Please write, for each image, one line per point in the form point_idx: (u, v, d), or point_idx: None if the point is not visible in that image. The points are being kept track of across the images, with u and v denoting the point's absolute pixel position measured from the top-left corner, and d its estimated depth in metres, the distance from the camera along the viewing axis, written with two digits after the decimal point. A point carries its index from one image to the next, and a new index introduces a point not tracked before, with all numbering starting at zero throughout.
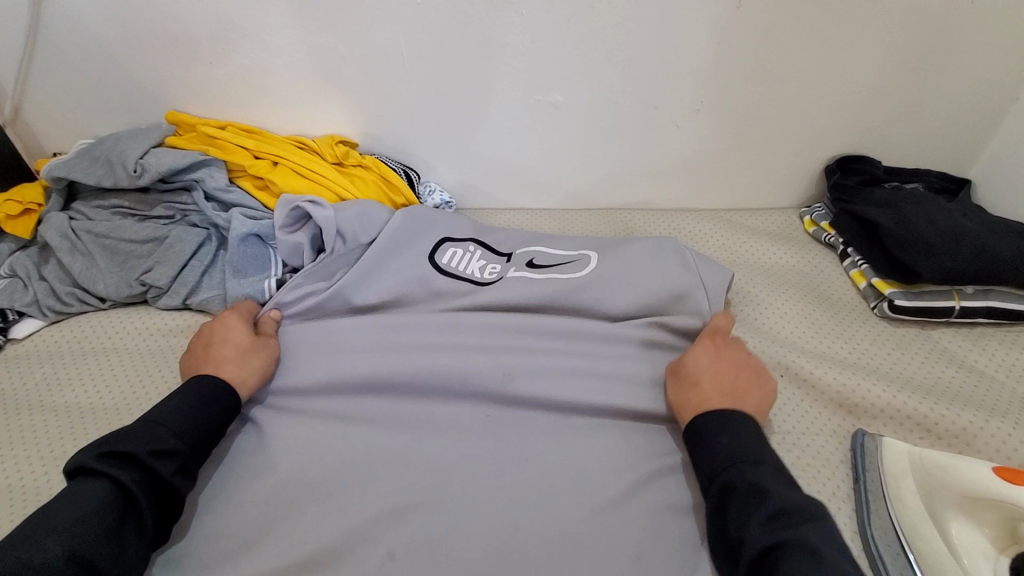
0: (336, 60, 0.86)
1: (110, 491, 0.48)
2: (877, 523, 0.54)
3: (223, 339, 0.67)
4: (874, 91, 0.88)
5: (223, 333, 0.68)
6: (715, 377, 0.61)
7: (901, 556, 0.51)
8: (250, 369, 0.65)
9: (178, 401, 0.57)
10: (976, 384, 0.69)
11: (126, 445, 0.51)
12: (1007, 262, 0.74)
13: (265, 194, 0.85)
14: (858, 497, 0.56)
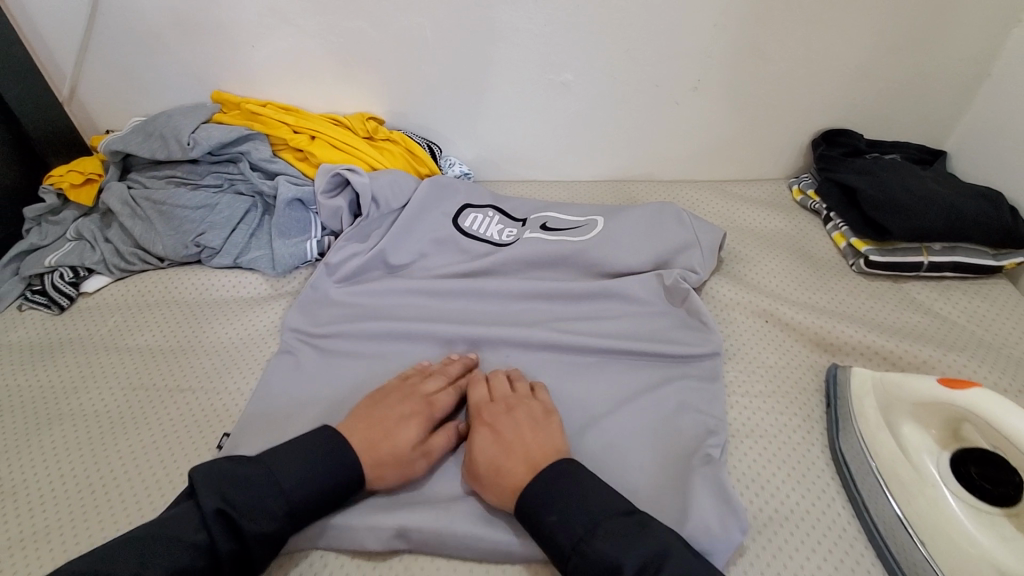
0: (367, 43, 0.95)
1: (197, 562, 0.48)
2: (844, 434, 0.64)
3: (389, 426, 0.60)
4: (857, 70, 0.96)
5: (396, 422, 0.60)
6: (495, 436, 0.59)
7: (861, 458, 0.60)
8: (385, 476, 0.58)
9: (305, 469, 0.54)
10: (939, 327, 0.78)
11: (243, 521, 0.50)
12: (971, 221, 0.83)
13: (304, 165, 0.95)
14: (830, 415, 0.67)
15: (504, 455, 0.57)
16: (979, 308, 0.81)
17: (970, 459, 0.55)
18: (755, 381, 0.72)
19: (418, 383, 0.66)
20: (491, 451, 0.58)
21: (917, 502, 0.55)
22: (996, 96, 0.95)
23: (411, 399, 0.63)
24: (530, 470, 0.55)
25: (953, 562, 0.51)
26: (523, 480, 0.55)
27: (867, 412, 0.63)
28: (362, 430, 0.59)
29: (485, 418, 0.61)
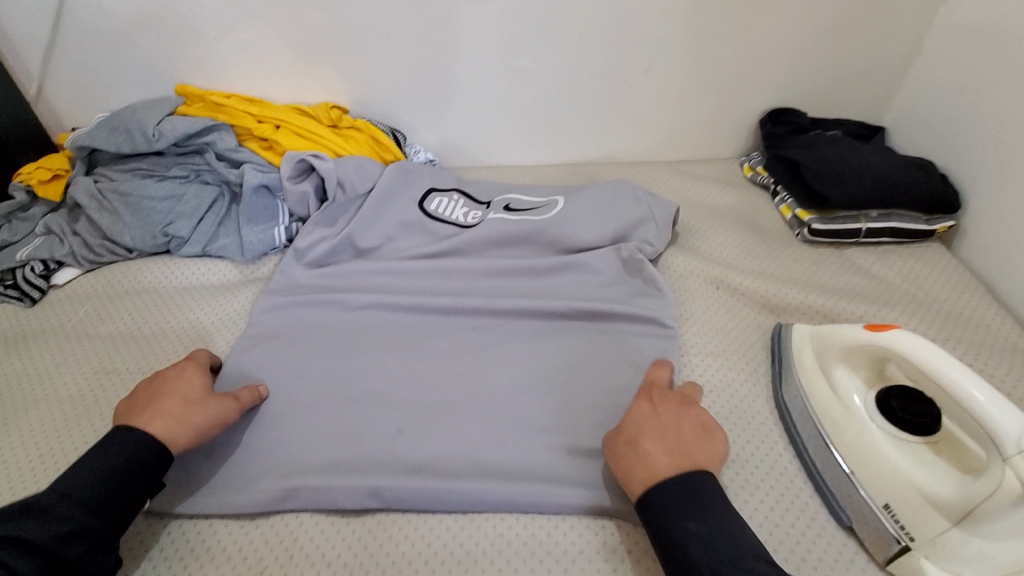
0: (327, 33, 0.97)
1: None
2: (785, 383, 0.69)
3: (170, 388, 0.61)
4: (798, 51, 1.01)
5: (171, 389, 0.61)
6: (656, 430, 0.56)
7: (802, 404, 0.65)
8: (192, 423, 0.59)
9: (88, 465, 0.52)
10: (875, 287, 0.84)
11: (27, 529, 0.46)
12: (904, 188, 0.89)
13: (270, 154, 0.97)
14: (777, 369, 0.71)
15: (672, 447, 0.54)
16: (913, 268, 0.87)
17: (894, 394, 0.60)
18: (707, 342, 0.77)
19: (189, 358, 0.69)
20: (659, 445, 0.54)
21: (847, 437, 0.60)
22: (926, 72, 1.01)
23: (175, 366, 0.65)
24: (681, 464, 0.53)
25: (881, 490, 0.56)
26: (675, 473, 0.52)
27: (806, 359, 0.68)
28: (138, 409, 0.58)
29: (628, 430, 0.57)
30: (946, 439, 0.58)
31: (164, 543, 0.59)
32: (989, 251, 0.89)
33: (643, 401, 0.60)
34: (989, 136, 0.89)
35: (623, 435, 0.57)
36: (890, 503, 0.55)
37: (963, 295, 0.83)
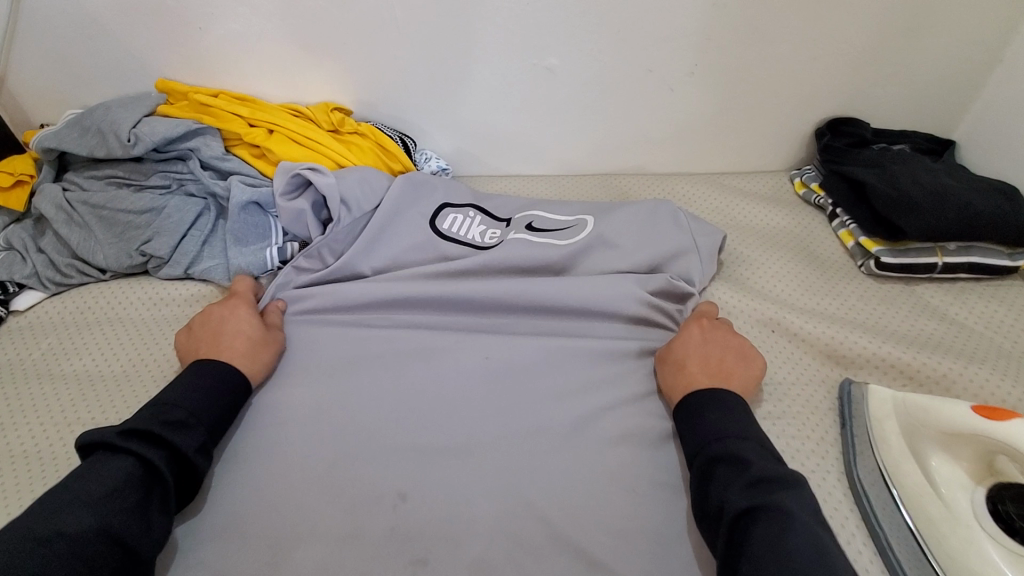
0: (327, 24, 0.85)
1: (134, 469, 0.49)
2: (863, 464, 0.58)
3: (230, 325, 0.68)
4: (864, 54, 0.89)
5: (233, 322, 0.68)
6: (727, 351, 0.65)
7: (884, 492, 0.55)
8: (265, 359, 0.68)
9: (189, 389, 0.57)
10: (955, 335, 0.73)
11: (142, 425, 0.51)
12: (989, 218, 0.77)
13: (261, 163, 0.85)
14: (848, 442, 0.61)
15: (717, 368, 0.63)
16: (996, 312, 0.76)
17: (1009, 497, 0.49)
18: (763, 402, 0.66)
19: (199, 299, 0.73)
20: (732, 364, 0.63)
21: (949, 544, 0.49)
22: (1009, 81, 0.89)
23: (224, 305, 0.71)
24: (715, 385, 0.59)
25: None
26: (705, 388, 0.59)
27: (889, 434, 0.57)
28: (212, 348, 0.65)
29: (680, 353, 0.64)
30: None
31: None
32: None
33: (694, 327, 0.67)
34: None
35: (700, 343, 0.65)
36: None
37: None
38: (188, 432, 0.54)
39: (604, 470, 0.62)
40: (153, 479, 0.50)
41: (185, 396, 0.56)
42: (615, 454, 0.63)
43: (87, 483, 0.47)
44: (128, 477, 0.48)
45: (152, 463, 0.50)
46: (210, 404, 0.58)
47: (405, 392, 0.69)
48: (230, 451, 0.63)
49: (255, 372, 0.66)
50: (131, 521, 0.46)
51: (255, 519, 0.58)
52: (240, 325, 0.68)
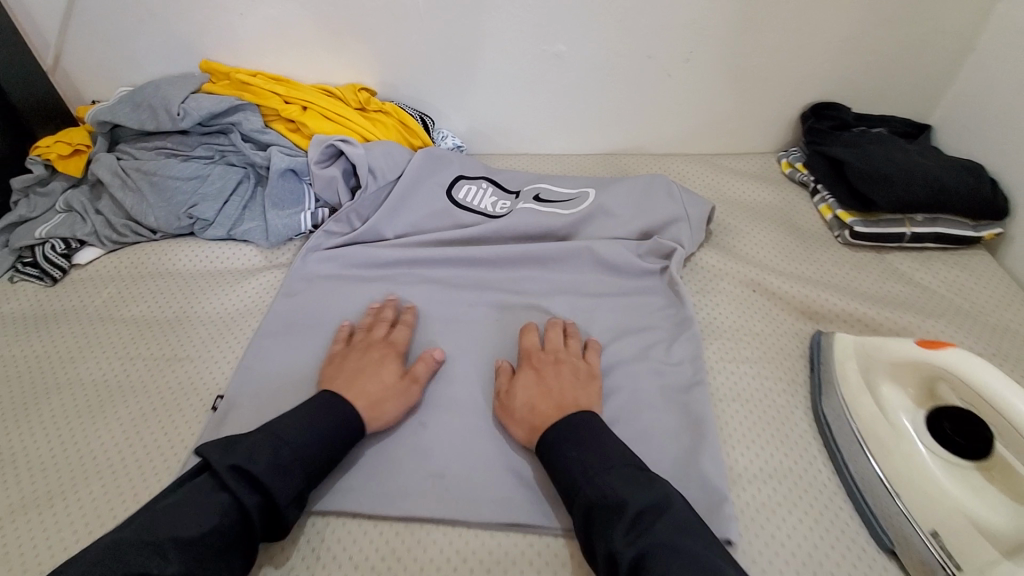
0: (356, 12, 0.94)
1: (229, 513, 0.51)
2: (825, 398, 0.66)
3: (375, 372, 0.67)
4: (846, 43, 0.97)
5: (373, 367, 0.67)
6: (574, 371, 0.67)
7: (847, 422, 0.62)
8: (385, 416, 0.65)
9: (311, 426, 0.59)
10: (918, 295, 0.81)
11: (251, 465, 0.53)
12: (953, 192, 0.85)
13: (296, 136, 0.94)
14: (815, 381, 0.69)
15: (588, 393, 0.65)
16: (958, 277, 0.84)
17: (945, 415, 0.57)
18: (742, 349, 0.75)
19: (368, 335, 0.73)
20: (587, 393, 0.64)
21: (894, 457, 0.58)
22: (979, 70, 0.97)
23: (380, 347, 0.71)
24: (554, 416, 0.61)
25: (929, 517, 0.54)
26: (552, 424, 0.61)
27: (851, 373, 0.65)
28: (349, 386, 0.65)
29: (517, 383, 0.66)
30: (999, 467, 0.54)
31: None
32: None
33: (526, 369, 0.67)
34: None
35: (537, 363, 0.68)
36: (939, 531, 0.53)
37: (1009, 307, 0.80)
38: (285, 480, 0.54)
39: None
40: (243, 522, 0.52)
41: (291, 431, 0.57)
42: None
43: (188, 512, 0.50)
44: (220, 514, 0.51)
45: (245, 508, 0.52)
46: (316, 451, 0.58)
47: (426, 337, 0.78)
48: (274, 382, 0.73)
49: (369, 419, 0.63)
50: (214, 567, 0.49)
51: None
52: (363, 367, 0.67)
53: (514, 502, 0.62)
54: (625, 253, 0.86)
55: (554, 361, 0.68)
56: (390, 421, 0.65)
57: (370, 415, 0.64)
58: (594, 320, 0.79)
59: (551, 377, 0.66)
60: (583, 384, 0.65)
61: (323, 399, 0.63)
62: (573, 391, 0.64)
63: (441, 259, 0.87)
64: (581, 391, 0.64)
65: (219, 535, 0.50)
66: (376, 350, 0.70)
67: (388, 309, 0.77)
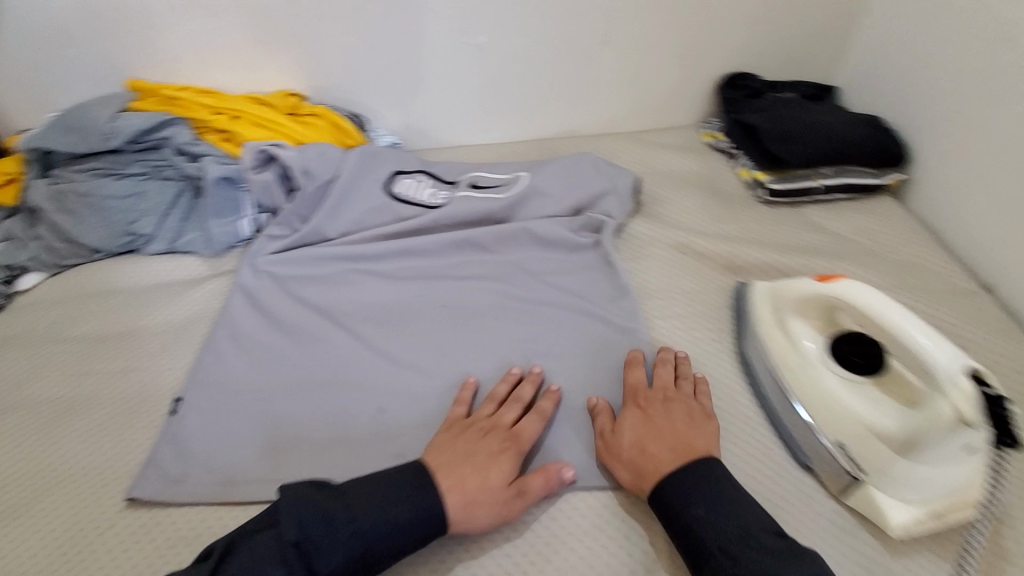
0: (279, 20, 0.96)
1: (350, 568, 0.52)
2: (747, 339, 0.72)
3: (485, 463, 0.59)
4: (749, 15, 1.03)
5: (494, 460, 0.60)
6: (692, 410, 0.64)
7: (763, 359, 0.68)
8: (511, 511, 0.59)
9: (392, 512, 0.54)
10: (829, 242, 0.88)
11: (359, 541, 0.51)
12: (855, 145, 0.92)
13: (229, 145, 0.95)
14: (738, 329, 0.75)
15: (711, 433, 0.62)
16: (867, 223, 0.91)
17: (843, 340, 0.63)
18: (671, 307, 0.81)
19: (495, 415, 0.66)
20: (709, 436, 0.61)
21: (805, 384, 0.64)
22: (871, 29, 1.04)
23: (499, 434, 0.63)
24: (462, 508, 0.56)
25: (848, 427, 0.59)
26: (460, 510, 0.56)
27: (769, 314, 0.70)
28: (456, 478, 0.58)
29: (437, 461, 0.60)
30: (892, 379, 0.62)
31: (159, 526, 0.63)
32: (937, 201, 0.92)
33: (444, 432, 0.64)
34: (933, 89, 0.92)
35: (660, 410, 0.64)
36: (843, 442, 0.59)
37: (911, 244, 0.87)
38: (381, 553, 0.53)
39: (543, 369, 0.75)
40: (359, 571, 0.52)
41: (378, 513, 0.53)
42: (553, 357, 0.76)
43: (328, 539, 0.51)
44: (354, 538, 0.52)
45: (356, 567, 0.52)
46: (386, 529, 0.53)
47: (374, 327, 0.80)
48: (227, 384, 0.75)
49: (453, 522, 0.56)
50: None
51: (259, 432, 0.70)
52: (483, 469, 0.59)
53: None
54: (560, 229, 0.89)
55: (664, 409, 0.64)
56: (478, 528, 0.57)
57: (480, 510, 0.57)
58: (535, 294, 0.83)
59: (661, 426, 0.62)
60: (705, 428, 0.63)
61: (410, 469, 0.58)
62: (694, 437, 0.61)
63: (382, 250, 0.88)
64: (697, 432, 0.61)
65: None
66: (474, 433, 0.63)
67: (527, 387, 0.69)
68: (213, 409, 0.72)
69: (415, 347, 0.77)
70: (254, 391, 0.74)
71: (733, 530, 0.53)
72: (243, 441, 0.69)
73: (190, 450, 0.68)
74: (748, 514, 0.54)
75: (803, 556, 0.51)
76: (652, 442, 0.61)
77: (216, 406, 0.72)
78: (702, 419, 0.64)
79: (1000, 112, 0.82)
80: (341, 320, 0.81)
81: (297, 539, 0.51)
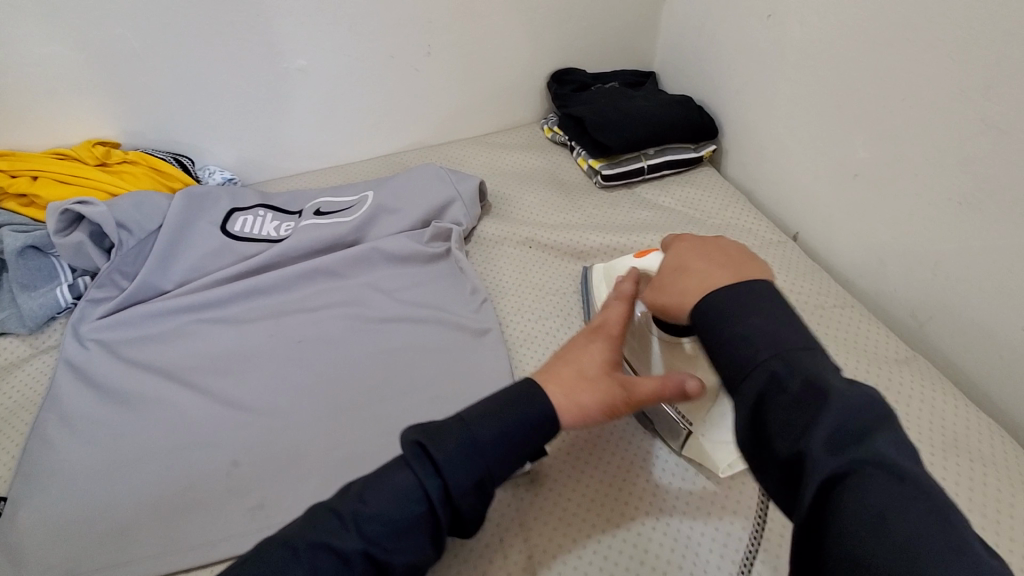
0: (66, 66, 0.88)
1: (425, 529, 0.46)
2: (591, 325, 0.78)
3: (576, 356, 0.56)
4: (561, 14, 1.09)
5: (580, 350, 0.57)
6: (704, 255, 0.55)
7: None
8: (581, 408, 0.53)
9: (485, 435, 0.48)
10: (660, 217, 0.96)
11: (442, 482, 0.46)
12: (669, 124, 1.00)
13: (32, 210, 0.87)
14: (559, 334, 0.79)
15: (735, 271, 0.51)
16: (691, 193, 1.00)
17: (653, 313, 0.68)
18: (522, 302, 0.85)
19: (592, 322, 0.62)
20: (715, 267, 0.52)
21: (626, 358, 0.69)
22: (671, 17, 1.14)
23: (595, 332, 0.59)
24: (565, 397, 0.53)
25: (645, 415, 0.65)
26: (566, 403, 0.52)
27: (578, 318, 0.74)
28: (556, 379, 0.54)
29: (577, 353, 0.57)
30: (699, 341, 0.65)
31: None
32: (745, 165, 1.03)
33: (591, 337, 0.59)
34: (726, 66, 1.02)
35: (671, 269, 0.57)
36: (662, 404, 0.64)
37: (729, 207, 0.97)
38: (472, 493, 0.47)
39: (405, 387, 0.75)
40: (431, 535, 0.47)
41: (483, 429, 0.49)
42: (414, 372, 0.76)
43: (459, 461, 0.47)
44: (472, 453, 0.47)
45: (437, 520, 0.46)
46: (496, 452, 0.48)
47: (224, 379, 0.76)
48: (61, 472, 0.68)
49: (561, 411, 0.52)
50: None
51: (101, 517, 0.64)
52: (575, 362, 0.56)
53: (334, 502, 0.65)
54: (409, 244, 0.89)
55: (674, 268, 0.56)
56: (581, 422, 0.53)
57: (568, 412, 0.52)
58: (391, 313, 0.83)
59: (671, 282, 0.55)
60: (712, 266, 0.53)
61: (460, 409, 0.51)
62: (694, 278, 0.53)
63: (227, 297, 0.84)
64: (697, 269, 0.53)
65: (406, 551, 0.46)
66: (583, 335, 0.60)
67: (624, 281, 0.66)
68: (45, 504, 0.65)
69: (271, 390, 0.75)
70: (93, 472, 0.68)
71: (793, 378, 0.42)
72: (85, 529, 0.63)
73: (22, 555, 0.62)
74: (805, 357, 0.43)
75: (859, 408, 0.40)
76: (665, 302, 0.55)
77: (47, 499, 0.66)
78: (730, 261, 0.53)
79: (776, 81, 0.93)
80: (186, 377, 0.77)
81: (439, 473, 0.46)
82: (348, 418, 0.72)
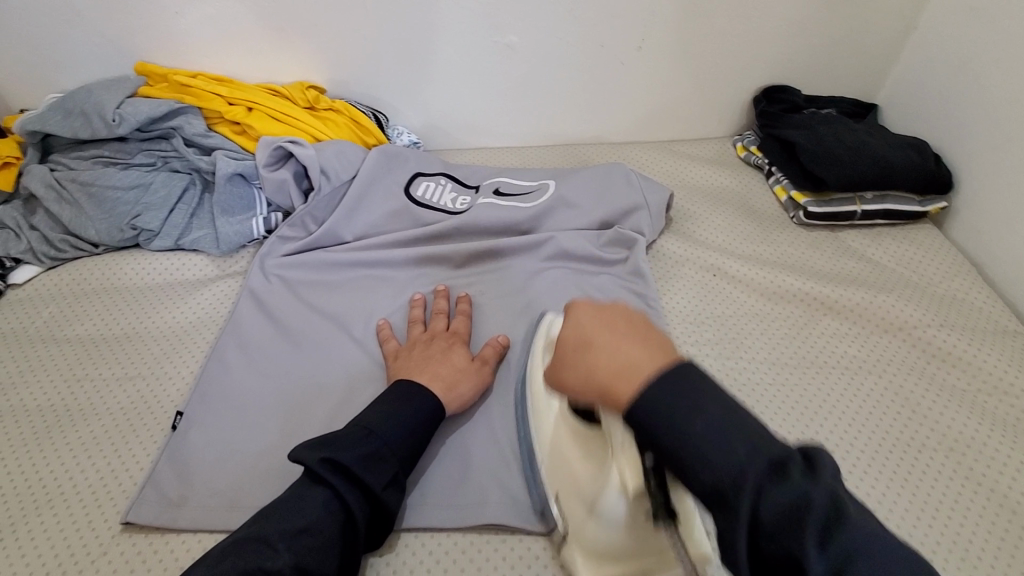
0: (298, 7, 0.90)
1: (335, 511, 0.52)
2: (780, 389, 0.71)
3: (428, 353, 0.69)
4: (792, 26, 0.98)
5: (435, 349, 0.69)
6: (602, 322, 0.46)
7: None
8: (457, 395, 0.65)
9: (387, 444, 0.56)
10: (870, 271, 0.85)
11: (344, 462, 0.53)
12: (899, 169, 0.88)
13: (243, 139, 0.91)
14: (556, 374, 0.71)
15: (647, 346, 0.43)
16: (907, 251, 0.88)
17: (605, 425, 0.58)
18: (703, 333, 0.77)
19: (429, 330, 0.74)
20: (624, 340, 0.44)
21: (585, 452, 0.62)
22: (919, 48, 0.99)
23: (444, 337, 0.72)
24: (443, 389, 0.65)
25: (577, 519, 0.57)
26: (441, 394, 0.64)
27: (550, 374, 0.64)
28: (418, 372, 0.66)
29: (410, 352, 0.70)
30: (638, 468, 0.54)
31: (153, 546, 0.59)
32: (979, 234, 0.89)
33: (412, 340, 0.72)
34: (983, 114, 0.88)
35: (572, 343, 0.46)
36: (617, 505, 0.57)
37: (956, 278, 0.84)
38: (379, 471, 0.55)
39: None
40: (346, 516, 0.52)
41: (385, 440, 0.56)
42: None
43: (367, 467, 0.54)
44: (382, 448, 0.56)
45: (347, 501, 0.52)
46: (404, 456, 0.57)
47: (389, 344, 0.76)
48: (233, 398, 0.70)
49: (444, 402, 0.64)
50: (323, 558, 0.49)
51: (262, 453, 0.65)
52: (424, 351, 0.69)
53: (486, 505, 0.62)
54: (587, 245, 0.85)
55: (577, 345, 0.45)
56: (466, 402, 0.66)
57: (450, 395, 0.65)
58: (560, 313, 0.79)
59: (576, 359, 0.45)
60: (617, 337, 0.44)
61: (387, 426, 0.58)
62: (607, 356, 0.43)
63: (401, 263, 0.84)
64: (607, 344, 0.44)
65: (325, 527, 0.51)
66: (442, 325, 0.74)
67: (443, 301, 0.77)
68: (215, 424, 0.68)
69: None
70: (262, 406, 0.70)
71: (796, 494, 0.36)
72: (249, 462, 0.65)
73: (192, 470, 0.64)
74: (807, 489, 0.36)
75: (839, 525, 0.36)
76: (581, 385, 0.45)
77: (217, 421, 0.68)
78: (638, 328, 0.45)
79: None
80: (356, 332, 0.77)
81: (349, 469, 0.53)
82: (508, 416, 0.69)
